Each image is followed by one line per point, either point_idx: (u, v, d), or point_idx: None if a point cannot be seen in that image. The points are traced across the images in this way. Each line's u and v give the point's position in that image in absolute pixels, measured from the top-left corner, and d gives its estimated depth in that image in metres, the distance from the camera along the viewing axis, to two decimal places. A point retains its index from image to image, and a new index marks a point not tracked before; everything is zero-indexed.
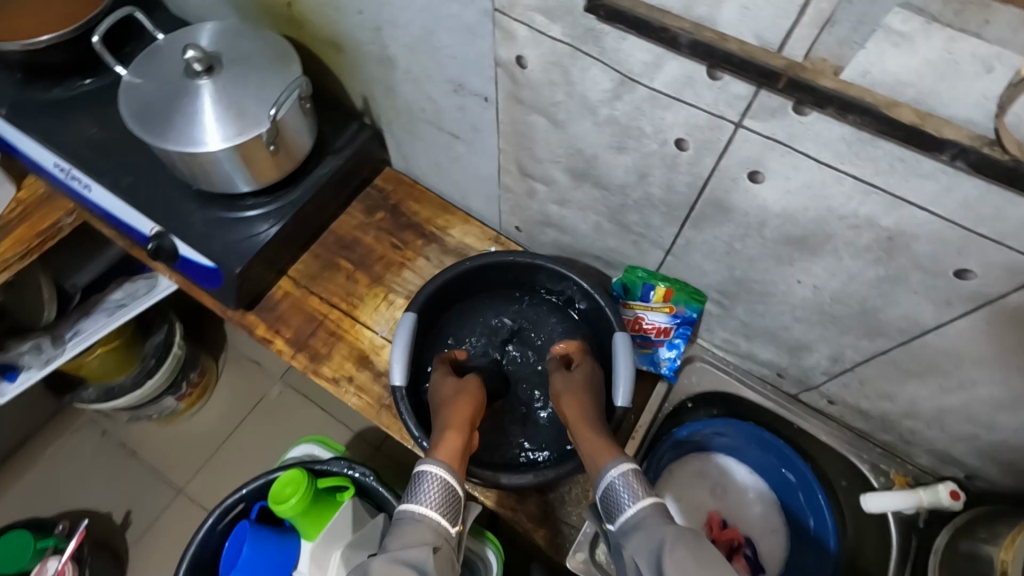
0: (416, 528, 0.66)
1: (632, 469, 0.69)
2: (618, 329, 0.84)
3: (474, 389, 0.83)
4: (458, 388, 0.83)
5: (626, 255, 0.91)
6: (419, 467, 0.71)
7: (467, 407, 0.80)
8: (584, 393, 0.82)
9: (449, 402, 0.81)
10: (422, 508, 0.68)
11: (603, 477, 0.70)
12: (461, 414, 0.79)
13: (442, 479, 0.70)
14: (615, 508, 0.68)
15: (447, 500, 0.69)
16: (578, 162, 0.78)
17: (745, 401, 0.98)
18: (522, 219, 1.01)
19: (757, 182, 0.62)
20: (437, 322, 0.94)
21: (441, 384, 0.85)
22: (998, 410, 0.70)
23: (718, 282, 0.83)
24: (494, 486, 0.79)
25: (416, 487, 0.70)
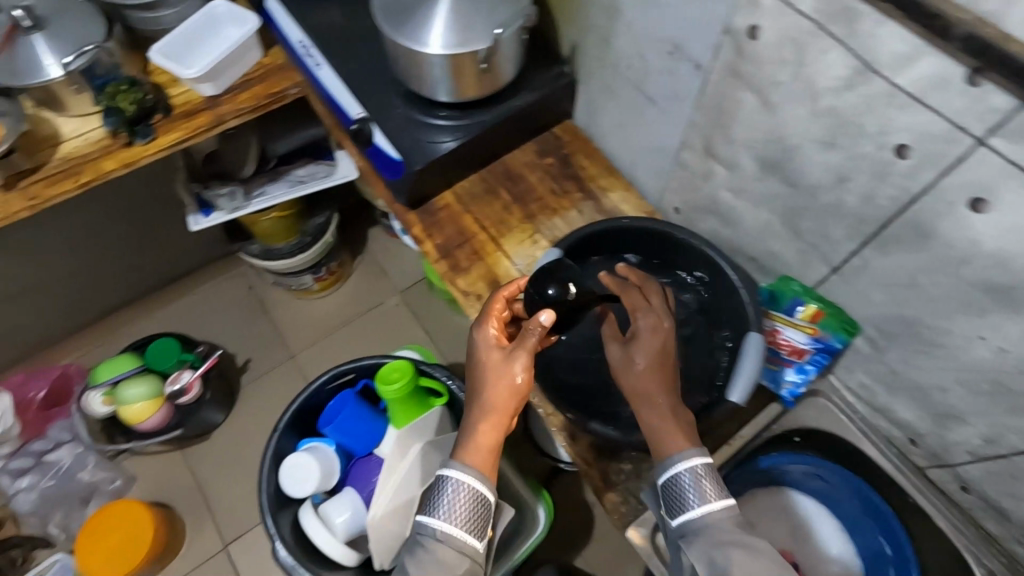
0: (439, 549, 0.65)
1: (703, 466, 0.66)
2: (752, 328, 0.81)
3: (520, 376, 0.69)
4: (503, 368, 0.69)
5: (785, 264, 0.88)
6: (446, 470, 0.68)
7: (502, 402, 0.69)
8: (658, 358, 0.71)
9: (485, 380, 0.69)
10: (444, 526, 0.66)
11: (673, 469, 0.67)
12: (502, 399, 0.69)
13: (469, 492, 0.67)
14: (679, 503, 0.67)
15: (470, 509, 0.67)
16: (773, 153, 0.76)
17: (861, 455, 0.91)
18: (687, 201, 1.01)
19: (979, 213, 0.58)
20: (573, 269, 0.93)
21: (483, 350, 0.71)
22: None
23: (881, 317, 0.77)
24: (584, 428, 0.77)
25: (437, 499, 0.67)
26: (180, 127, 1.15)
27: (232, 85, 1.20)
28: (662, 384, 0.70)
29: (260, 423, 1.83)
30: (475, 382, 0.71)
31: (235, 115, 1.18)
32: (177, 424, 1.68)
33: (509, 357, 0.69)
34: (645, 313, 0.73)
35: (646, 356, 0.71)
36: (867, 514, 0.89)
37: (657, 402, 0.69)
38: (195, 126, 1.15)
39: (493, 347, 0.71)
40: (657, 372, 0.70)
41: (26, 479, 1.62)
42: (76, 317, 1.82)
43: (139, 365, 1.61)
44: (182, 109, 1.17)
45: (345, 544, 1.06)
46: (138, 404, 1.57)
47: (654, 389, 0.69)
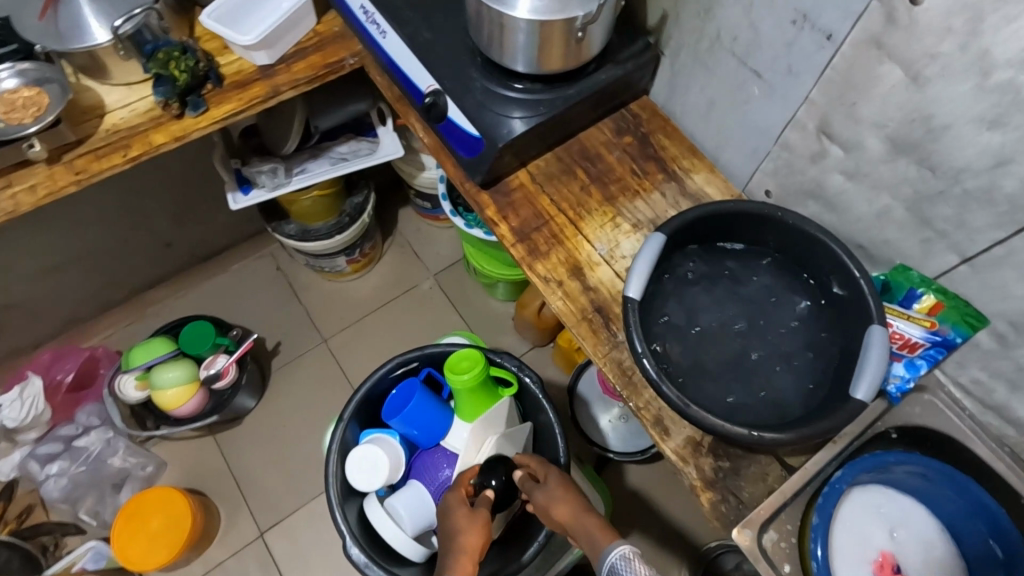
0: None
1: (631, 549, 0.74)
2: (875, 321, 0.76)
3: (484, 518, 0.88)
4: (469, 516, 0.88)
5: (903, 253, 0.82)
6: None
7: (474, 540, 0.85)
8: (573, 492, 0.88)
9: (450, 539, 0.86)
10: None
11: (604, 560, 0.74)
12: (472, 542, 0.84)
13: None
14: None
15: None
16: (913, 132, 0.71)
17: (967, 455, 0.87)
18: (783, 185, 0.94)
19: None
20: (676, 257, 0.88)
21: (456, 506, 0.91)
22: None
23: (1018, 311, 0.73)
24: (704, 425, 0.73)
25: None
26: (233, 98, 1.08)
27: (286, 54, 1.12)
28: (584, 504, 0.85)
29: (294, 409, 1.77)
30: (445, 543, 0.86)
31: (291, 87, 1.10)
32: (212, 410, 1.61)
33: (475, 511, 0.89)
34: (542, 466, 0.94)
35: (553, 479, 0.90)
36: (969, 512, 0.85)
37: (586, 517, 0.82)
38: (249, 97, 1.08)
39: (456, 496, 0.93)
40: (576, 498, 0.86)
41: (55, 464, 1.56)
42: (102, 296, 1.74)
43: (174, 349, 1.55)
44: (233, 79, 1.09)
45: (414, 539, 1.02)
46: (172, 389, 1.51)
47: (574, 509, 0.84)
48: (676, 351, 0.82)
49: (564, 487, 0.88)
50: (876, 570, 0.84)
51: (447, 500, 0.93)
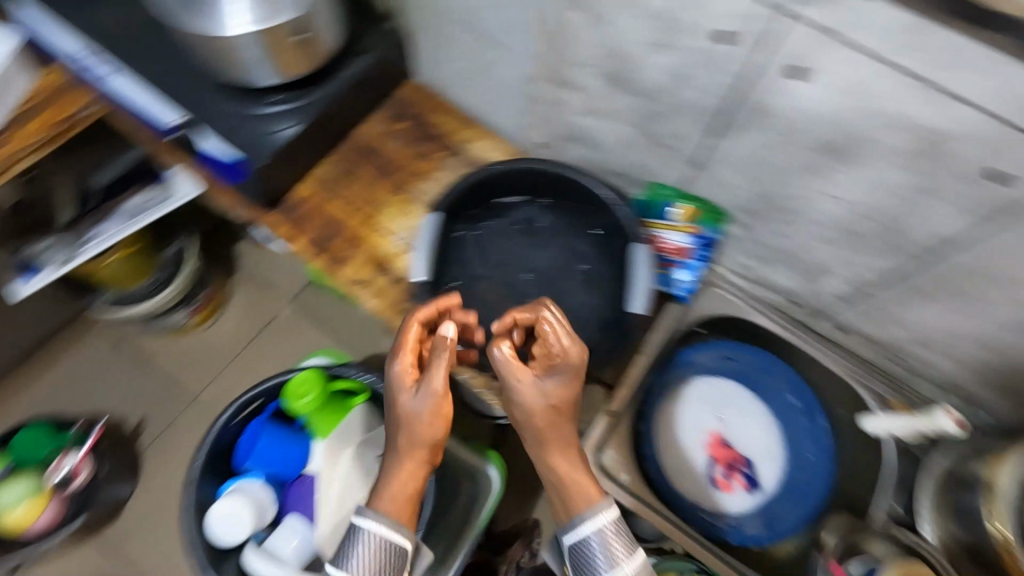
0: None
1: (612, 522, 0.64)
2: (635, 240, 0.84)
3: (445, 420, 0.67)
4: (414, 410, 0.67)
5: (653, 172, 0.91)
6: (357, 519, 0.64)
7: (424, 442, 0.67)
8: (558, 393, 0.67)
9: (400, 447, 0.67)
10: None
11: (576, 531, 0.64)
12: (414, 461, 0.66)
13: (384, 544, 0.63)
14: (586, 564, 0.64)
15: (386, 557, 0.63)
16: (611, 66, 0.77)
17: (754, 327, 1.00)
18: (547, 133, 1.00)
19: (806, 81, 0.60)
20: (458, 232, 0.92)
21: (400, 382, 0.68)
22: (1006, 331, 0.72)
23: (743, 200, 0.83)
24: (511, 377, 0.77)
25: (349, 551, 0.63)
26: None
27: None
28: (569, 430, 0.68)
29: None
30: (393, 424, 0.68)
31: (21, 154, 0.94)
32: (75, 514, 1.41)
33: (432, 380, 0.67)
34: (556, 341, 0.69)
35: (554, 395, 0.67)
36: (769, 368, 0.98)
37: (558, 446, 0.67)
38: None
39: (408, 391, 0.67)
40: (562, 420, 0.68)
41: None
42: None
43: (6, 465, 1.35)
44: None
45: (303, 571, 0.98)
46: (16, 510, 1.30)
47: (563, 423, 0.68)
48: (481, 322, 0.89)
49: (556, 397, 0.67)
50: (709, 450, 0.96)
51: (395, 370, 0.68)
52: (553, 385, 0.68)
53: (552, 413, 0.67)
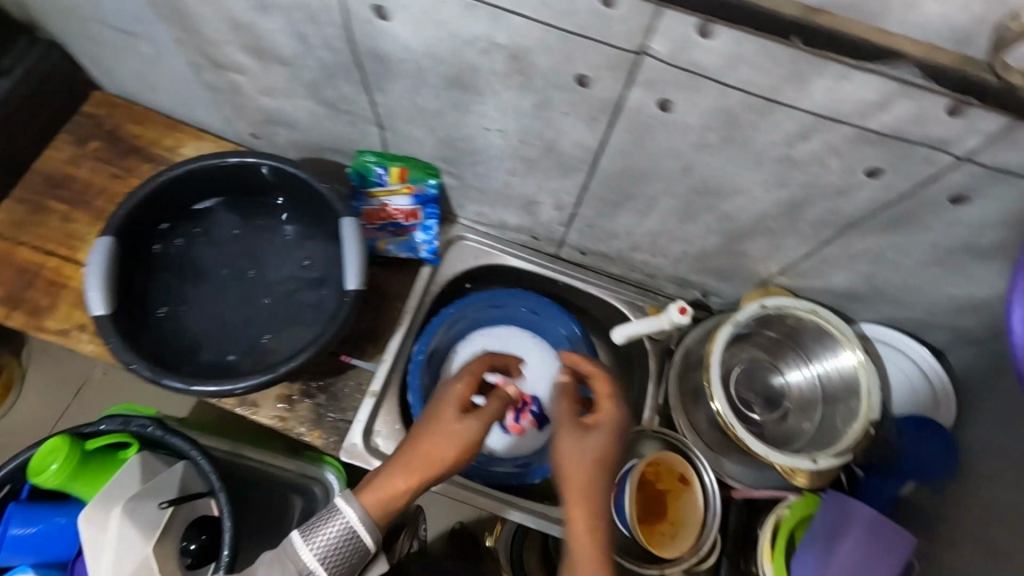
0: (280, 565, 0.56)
1: None
2: (345, 216, 0.80)
3: (471, 443, 0.62)
4: (449, 425, 0.61)
5: (353, 139, 0.87)
6: (340, 498, 0.58)
7: (434, 459, 0.60)
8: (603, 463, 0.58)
9: (407, 458, 0.60)
10: (313, 554, 0.56)
11: None
12: (412, 472, 0.59)
13: (349, 524, 0.57)
14: None
15: (344, 552, 0.57)
16: (245, 37, 0.71)
17: (510, 269, 1.00)
18: (248, 121, 0.92)
19: (387, 19, 0.58)
20: (151, 254, 0.83)
21: (448, 404, 0.63)
22: (682, 222, 0.76)
23: (436, 150, 0.81)
24: (213, 393, 0.69)
25: (325, 517, 0.58)
26: None
27: None
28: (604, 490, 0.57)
29: None
30: (419, 424, 0.63)
31: None
32: None
33: (465, 419, 0.62)
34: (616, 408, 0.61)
35: (597, 450, 0.58)
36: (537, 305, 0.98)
37: (582, 507, 0.55)
38: None
39: (453, 413, 0.62)
40: (597, 472, 0.57)
41: None
42: None
43: None
44: None
45: None
46: None
47: (580, 484, 0.56)
48: (190, 342, 0.79)
49: (592, 463, 0.57)
50: None
51: (446, 390, 0.65)
52: (591, 451, 0.58)
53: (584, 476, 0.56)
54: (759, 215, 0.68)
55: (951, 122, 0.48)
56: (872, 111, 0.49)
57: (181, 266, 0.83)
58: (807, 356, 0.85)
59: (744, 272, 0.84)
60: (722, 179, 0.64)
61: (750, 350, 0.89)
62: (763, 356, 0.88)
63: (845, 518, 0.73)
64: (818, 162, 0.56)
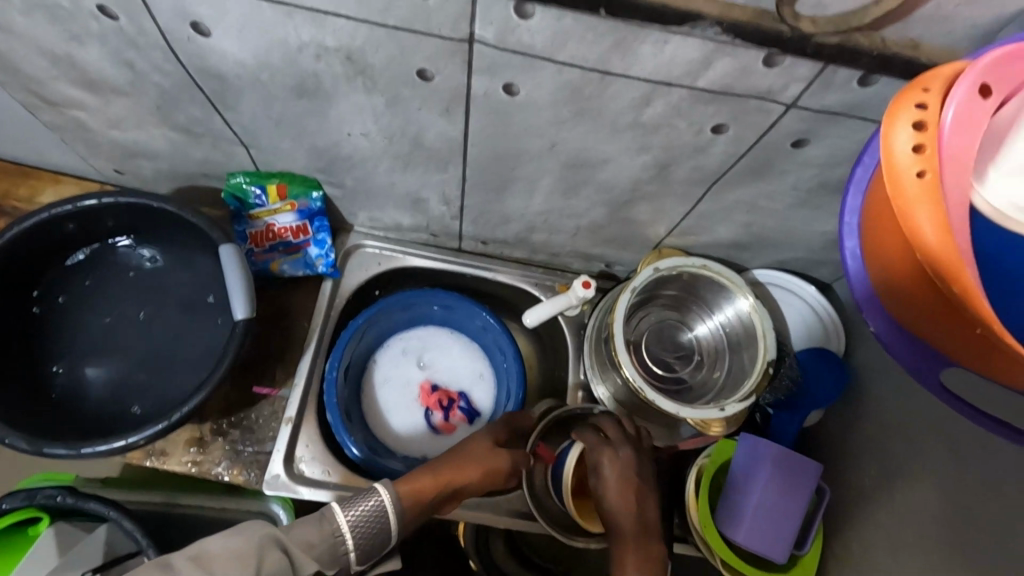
0: (310, 529, 0.59)
1: None
2: (224, 243, 0.76)
3: (495, 465, 0.76)
4: (484, 450, 0.77)
5: (221, 162, 0.82)
6: (379, 483, 0.65)
7: (476, 463, 0.75)
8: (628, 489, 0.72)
9: (447, 464, 0.73)
10: (343, 522, 0.60)
11: None
12: (455, 473, 0.72)
13: (388, 501, 0.64)
14: None
15: (375, 528, 0.62)
16: (69, 71, 0.66)
17: (416, 269, 0.99)
18: (106, 157, 0.86)
19: (207, 35, 0.55)
20: (29, 317, 0.77)
21: (483, 446, 0.77)
22: (566, 199, 0.76)
23: (307, 162, 0.78)
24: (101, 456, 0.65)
25: (360, 496, 0.64)
26: None
27: None
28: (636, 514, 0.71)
29: None
30: (458, 449, 0.76)
31: None
32: None
33: (494, 456, 0.77)
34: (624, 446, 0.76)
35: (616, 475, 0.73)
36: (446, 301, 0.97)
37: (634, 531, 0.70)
38: None
39: (490, 449, 0.77)
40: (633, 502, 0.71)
41: None
42: None
43: None
44: None
45: None
46: None
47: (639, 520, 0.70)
48: (87, 402, 0.74)
49: (622, 492, 0.72)
50: (421, 401, 0.97)
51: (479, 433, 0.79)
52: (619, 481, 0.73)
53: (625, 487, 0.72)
54: (633, 182, 0.70)
55: (770, 73, 0.50)
56: (698, 71, 0.50)
57: (52, 321, 0.77)
58: (710, 308, 0.88)
59: (637, 238, 0.85)
60: (588, 152, 0.65)
61: (656, 311, 0.91)
62: (671, 315, 0.91)
63: (756, 459, 0.76)
64: (667, 124, 0.58)
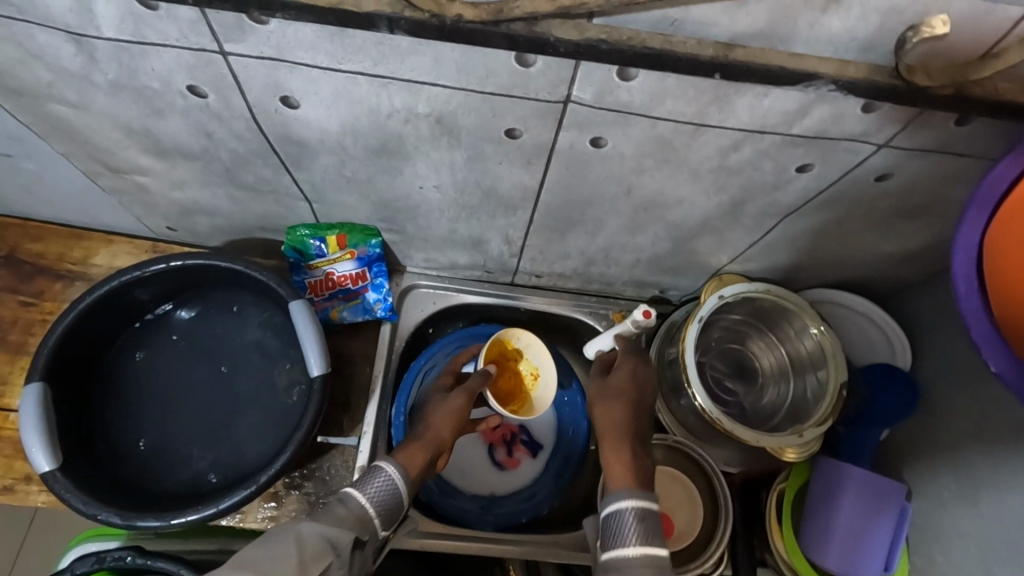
0: (340, 510, 0.64)
1: (635, 510, 0.63)
2: (293, 298, 0.75)
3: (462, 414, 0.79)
4: (448, 402, 0.79)
5: (281, 216, 0.82)
6: (383, 462, 0.69)
7: (450, 420, 0.78)
8: (631, 398, 0.75)
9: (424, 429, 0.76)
10: (364, 500, 0.66)
11: (613, 509, 0.64)
12: (439, 432, 0.76)
13: (393, 477, 0.68)
14: (611, 540, 0.63)
15: (391, 502, 0.68)
16: (141, 142, 0.66)
17: (469, 305, 0.99)
18: (162, 215, 0.86)
19: (296, 107, 0.55)
20: (102, 383, 0.76)
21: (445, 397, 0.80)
22: (633, 234, 0.76)
23: (371, 212, 0.78)
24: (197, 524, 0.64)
25: (368, 476, 0.68)
26: None
27: None
28: (633, 423, 0.73)
29: None
30: (429, 411, 0.79)
31: None
32: None
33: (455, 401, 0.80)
34: (640, 365, 0.78)
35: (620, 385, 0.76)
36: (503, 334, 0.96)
37: (628, 437, 0.71)
38: None
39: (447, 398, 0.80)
40: (632, 412, 0.74)
41: None
42: None
43: None
44: None
45: None
46: None
47: (638, 417, 0.74)
48: (168, 467, 0.74)
49: (625, 396, 0.74)
50: (483, 437, 0.96)
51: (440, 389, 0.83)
52: (620, 391, 0.75)
53: (622, 391, 0.75)
54: (705, 218, 0.70)
55: (867, 117, 0.50)
56: (795, 119, 0.51)
57: (126, 385, 0.77)
58: (772, 330, 0.88)
59: (698, 266, 0.85)
60: (664, 195, 0.65)
61: (718, 331, 0.91)
62: (730, 335, 0.91)
63: (837, 482, 0.76)
64: (752, 167, 0.58)
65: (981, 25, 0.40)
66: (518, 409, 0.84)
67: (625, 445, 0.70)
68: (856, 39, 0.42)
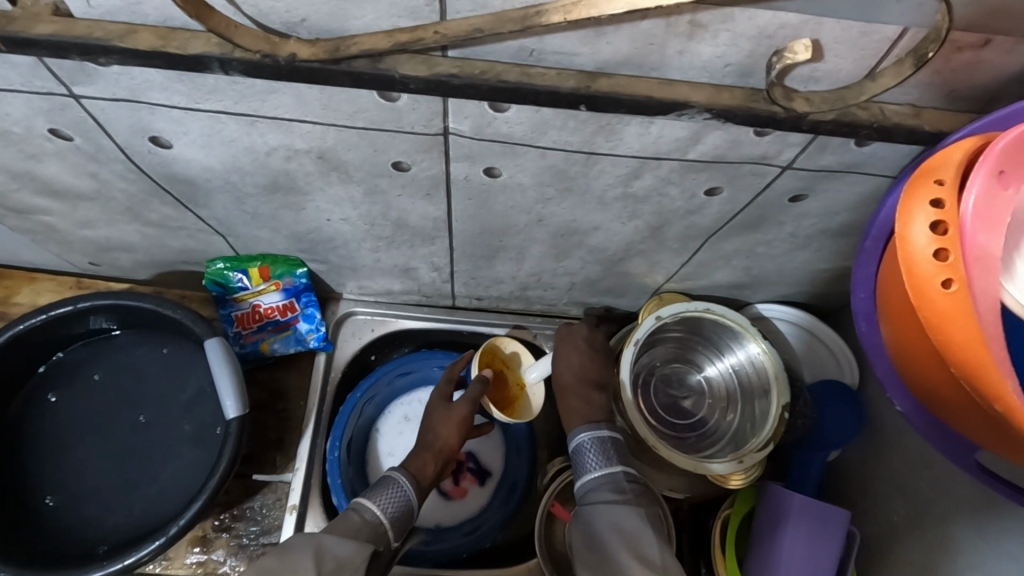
0: (354, 520, 0.63)
1: (603, 433, 0.71)
2: (208, 337, 0.72)
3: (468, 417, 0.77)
4: (451, 408, 0.77)
5: (198, 250, 0.79)
6: (395, 474, 0.68)
7: (454, 424, 0.76)
8: (586, 354, 0.81)
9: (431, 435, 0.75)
10: (378, 512, 0.64)
11: (574, 437, 0.72)
12: (449, 437, 0.75)
13: (404, 491, 0.67)
14: (581, 468, 0.70)
15: (403, 514, 0.66)
16: (30, 184, 0.63)
17: (411, 330, 0.96)
18: (79, 252, 0.83)
19: (168, 146, 0.52)
20: (19, 431, 0.74)
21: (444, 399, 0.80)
22: (559, 258, 0.73)
23: (287, 244, 0.75)
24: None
25: (380, 486, 0.67)
26: None
27: None
28: (594, 373, 0.79)
29: None
30: (432, 416, 0.78)
31: None
32: None
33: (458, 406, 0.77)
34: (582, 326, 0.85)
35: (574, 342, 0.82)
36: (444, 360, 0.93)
37: (591, 385, 0.78)
38: None
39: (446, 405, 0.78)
40: (592, 364, 0.80)
41: None
42: None
43: None
44: None
45: None
46: None
47: (596, 366, 0.80)
48: (85, 519, 0.71)
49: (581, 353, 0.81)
50: None
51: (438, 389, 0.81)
52: (575, 347, 0.81)
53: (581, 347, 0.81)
54: (627, 242, 0.67)
55: (762, 141, 0.47)
56: (687, 145, 0.48)
57: (43, 433, 0.75)
58: (717, 349, 0.85)
59: (636, 287, 0.82)
60: (576, 222, 0.62)
61: (663, 352, 0.87)
62: (677, 356, 0.88)
63: (780, 508, 0.73)
64: (658, 194, 0.55)
65: (857, 46, 0.37)
66: (511, 414, 0.83)
67: (590, 390, 0.77)
68: (730, 63, 0.39)
